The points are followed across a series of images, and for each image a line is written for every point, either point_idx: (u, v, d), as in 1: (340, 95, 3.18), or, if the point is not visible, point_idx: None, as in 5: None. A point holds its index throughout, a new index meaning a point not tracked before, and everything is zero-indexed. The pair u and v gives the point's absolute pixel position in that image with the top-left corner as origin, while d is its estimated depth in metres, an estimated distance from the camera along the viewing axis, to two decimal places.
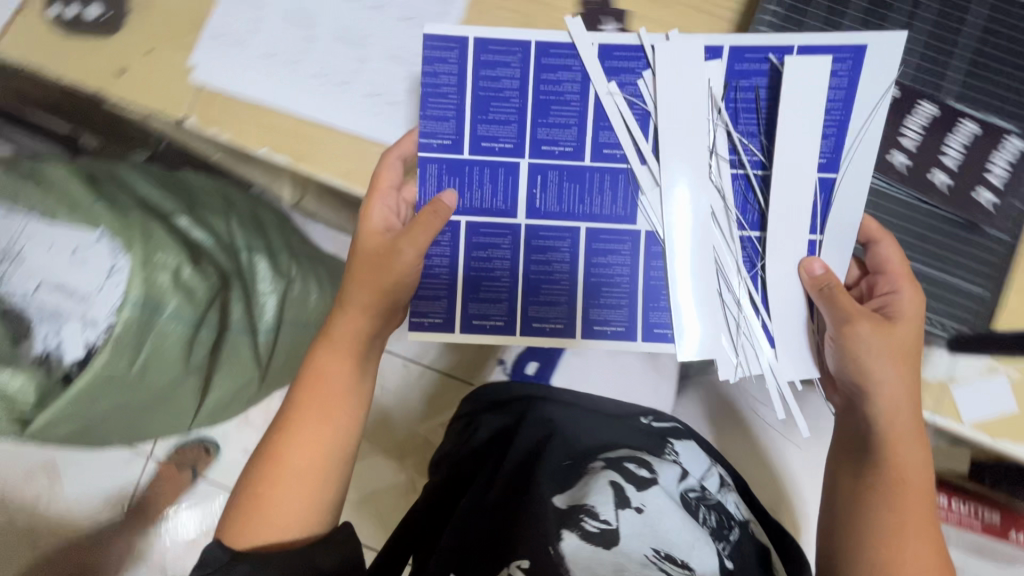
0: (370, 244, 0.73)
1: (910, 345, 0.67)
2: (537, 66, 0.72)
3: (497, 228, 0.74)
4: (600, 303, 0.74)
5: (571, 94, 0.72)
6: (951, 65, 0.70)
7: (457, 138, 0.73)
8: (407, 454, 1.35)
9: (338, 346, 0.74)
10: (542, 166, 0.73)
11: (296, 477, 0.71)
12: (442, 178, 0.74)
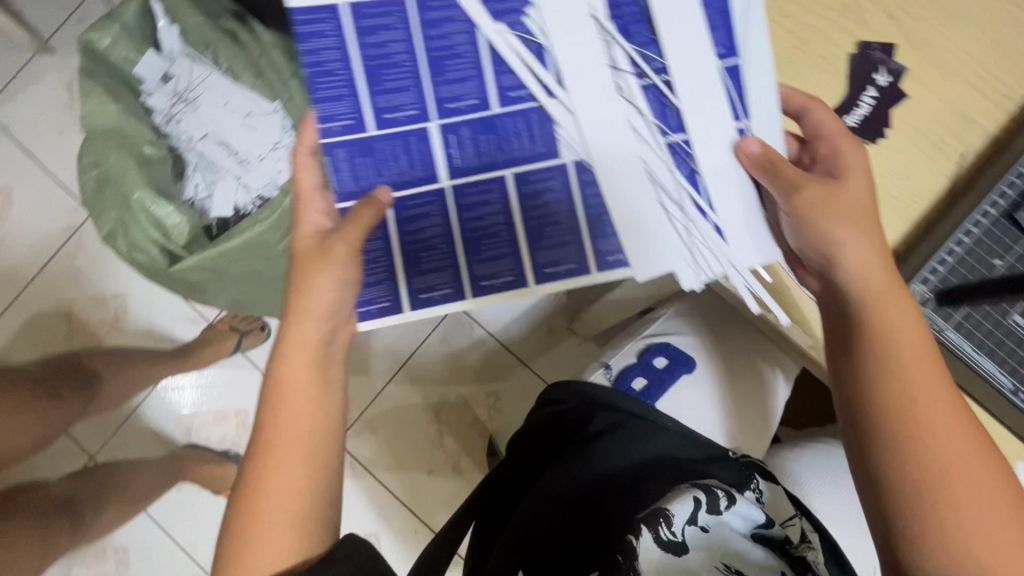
0: (304, 251, 0.64)
1: (864, 221, 0.55)
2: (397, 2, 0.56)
3: (422, 195, 0.61)
4: (607, 238, 0.61)
5: (462, 46, 0.57)
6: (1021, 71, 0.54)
7: (420, 107, 0.59)
8: (444, 410, 1.33)
9: (295, 358, 0.62)
10: (454, 124, 0.59)
11: (275, 522, 0.57)
12: (354, 161, 0.60)
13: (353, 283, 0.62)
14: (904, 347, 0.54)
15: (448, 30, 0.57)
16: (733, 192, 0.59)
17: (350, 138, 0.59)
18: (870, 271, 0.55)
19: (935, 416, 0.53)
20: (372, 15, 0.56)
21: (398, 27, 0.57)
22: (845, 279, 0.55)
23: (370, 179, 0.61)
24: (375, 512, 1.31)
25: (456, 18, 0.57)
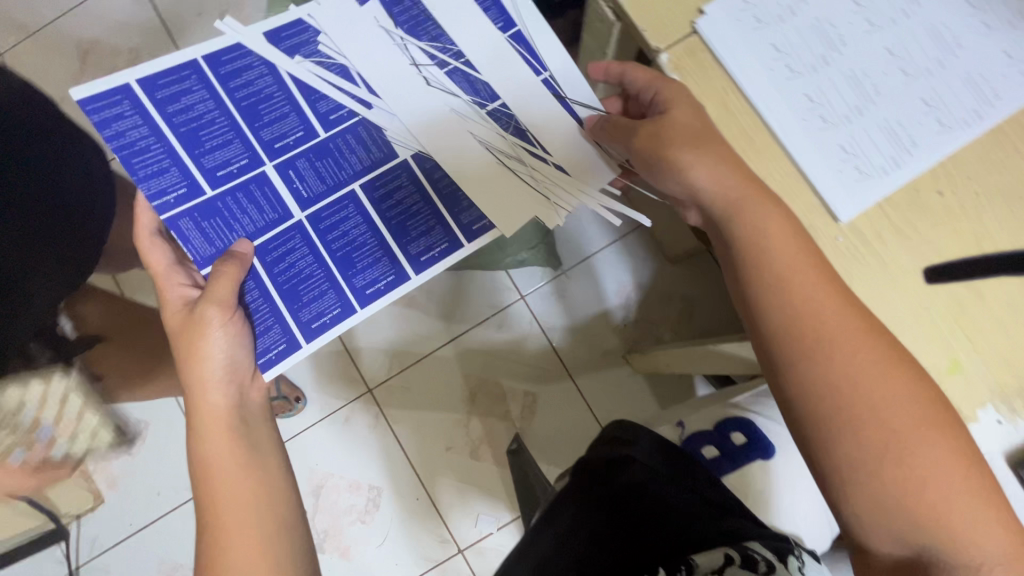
0: (176, 324, 0.62)
1: (842, 314, 0.48)
2: (159, 99, 0.60)
3: (334, 204, 0.63)
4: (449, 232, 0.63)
5: (219, 116, 0.61)
6: None
7: (189, 182, 0.60)
8: (478, 395, 1.33)
9: (204, 389, 0.62)
10: (290, 162, 0.62)
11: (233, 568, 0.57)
12: (197, 229, 0.60)
13: (239, 336, 0.60)
14: (893, 420, 0.47)
15: (257, 80, 0.63)
16: (573, 152, 0.64)
17: (199, 197, 0.60)
18: (849, 356, 0.48)
19: (930, 501, 0.46)
20: (228, 61, 0.62)
21: (202, 90, 0.61)
22: (812, 391, 0.48)
23: (225, 240, 0.61)
24: (386, 471, 1.32)
25: (195, 88, 0.61)
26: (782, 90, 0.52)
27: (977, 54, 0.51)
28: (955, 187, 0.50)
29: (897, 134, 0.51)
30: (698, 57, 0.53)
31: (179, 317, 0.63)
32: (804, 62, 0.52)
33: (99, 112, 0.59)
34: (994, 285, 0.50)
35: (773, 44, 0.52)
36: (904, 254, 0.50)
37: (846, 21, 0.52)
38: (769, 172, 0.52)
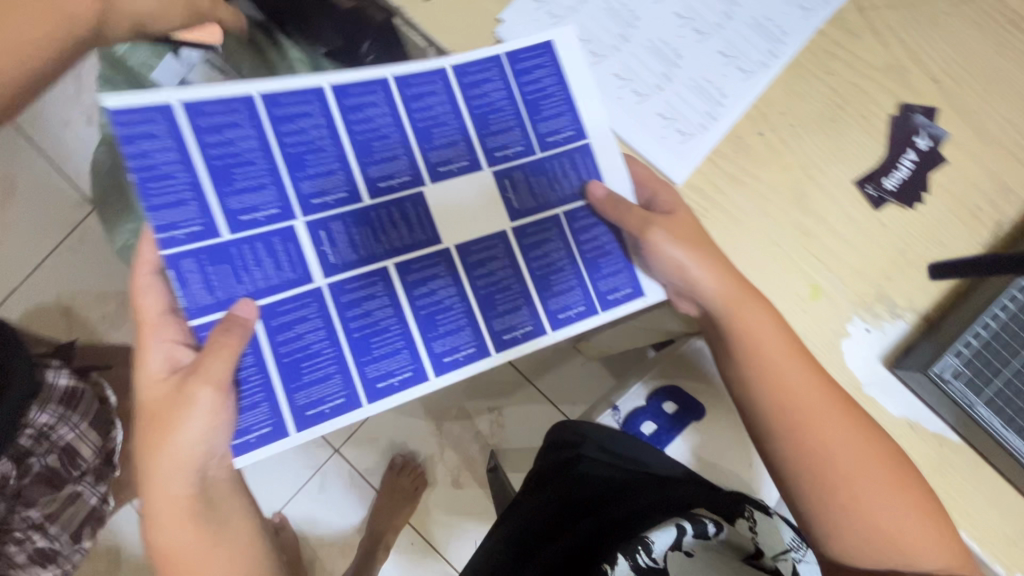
0: (154, 400, 0.46)
1: (818, 409, 0.49)
2: (189, 125, 0.46)
3: (297, 297, 0.48)
4: (439, 333, 0.51)
5: (248, 152, 0.47)
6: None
7: (206, 225, 0.46)
8: (445, 422, 1.32)
9: (163, 478, 0.46)
10: (223, 246, 0.46)
11: None
12: (205, 271, 0.46)
13: (223, 421, 0.46)
14: (867, 476, 0.48)
15: (230, 132, 0.47)
16: None
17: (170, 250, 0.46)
18: (821, 440, 0.49)
19: (889, 530, 0.48)
20: (127, 122, 0.44)
21: (166, 137, 0.45)
22: (795, 476, 0.49)
23: (230, 291, 0.47)
24: None
25: (156, 115, 0.45)
26: (592, 75, 0.53)
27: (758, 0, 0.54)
28: (774, 124, 0.53)
29: (708, 89, 0.53)
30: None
31: (161, 402, 0.46)
32: (604, 43, 0.54)
33: (127, 127, 0.45)
34: (836, 204, 0.52)
35: (572, 35, 0.54)
36: (746, 197, 0.52)
37: None
38: (602, 154, 0.53)
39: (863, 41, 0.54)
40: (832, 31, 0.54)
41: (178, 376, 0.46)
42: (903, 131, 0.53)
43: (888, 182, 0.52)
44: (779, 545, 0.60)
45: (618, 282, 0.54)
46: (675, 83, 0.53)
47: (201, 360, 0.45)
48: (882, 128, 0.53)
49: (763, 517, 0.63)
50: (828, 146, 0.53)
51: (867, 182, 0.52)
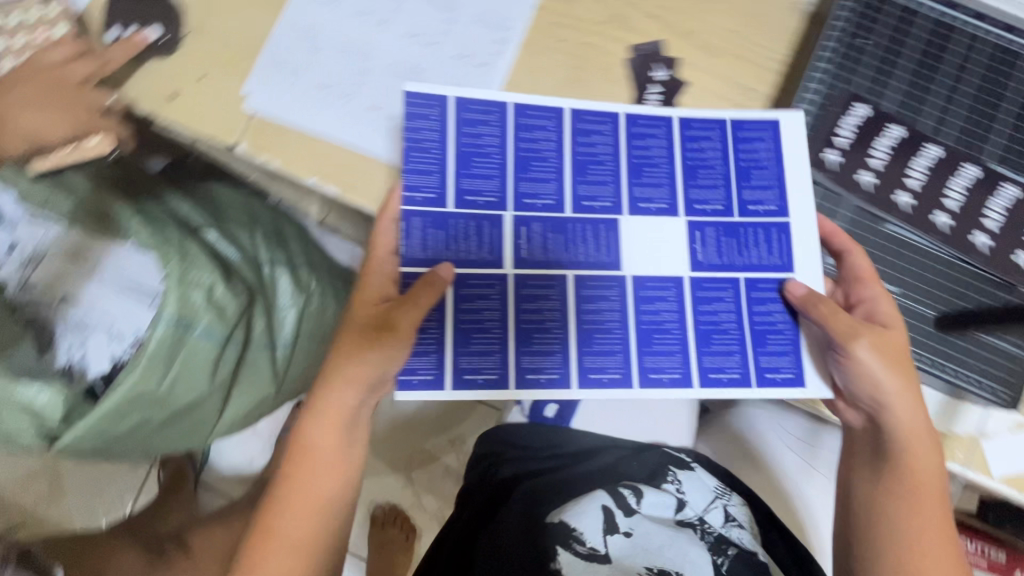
0: (367, 318, 0.63)
1: (913, 433, 0.62)
2: (516, 125, 0.67)
3: (485, 276, 0.65)
4: (595, 350, 0.65)
5: (491, 145, 0.67)
6: (941, 84, 0.66)
7: (440, 191, 0.65)
8: (415, 468, 1.30)
9: (343, 379, 0.63)
10: (462, 196, 0.66)
11: (285, 548, 0.63)
12: (426, 230, 0.65)
13: (398, 356, 0.62)
14: (931, 545, 0.62)
15: (484, 137, 0.67)
16: (109, 299, 0.78)
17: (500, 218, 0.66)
18: (908, 458, 0.63)
19: (915, 546, 0.62)
20: (474, 109, 0.67)
21: (435, 118, 0.66)
22: (882, 488, 0.65)
23: (436, 248, 0.65)
24: None
25: (488, 118, 0.67)
26: (343, 113, 0.68)
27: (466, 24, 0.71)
28: (516, 108, 0.68)
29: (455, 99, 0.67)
30: (268, 129, 0.68)
31: (364, 306, 0.64)
32: (363, 98, 0.68)
33: (416, 108, 0.66)
34: (580, 153, 0.68)
35: (321, 86, 0.69)
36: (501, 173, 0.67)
37: (355, 46, 0.70)
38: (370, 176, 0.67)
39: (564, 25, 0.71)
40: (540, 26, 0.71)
41: (382, 303, 0.63)
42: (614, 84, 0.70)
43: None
44: (696, 516, 0.82)
45: (727, 365, 0.65)
46: None
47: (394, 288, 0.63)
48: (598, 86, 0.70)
49: (689, 473, 0.85)
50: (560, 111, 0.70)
51: (595, 156, 0.68)
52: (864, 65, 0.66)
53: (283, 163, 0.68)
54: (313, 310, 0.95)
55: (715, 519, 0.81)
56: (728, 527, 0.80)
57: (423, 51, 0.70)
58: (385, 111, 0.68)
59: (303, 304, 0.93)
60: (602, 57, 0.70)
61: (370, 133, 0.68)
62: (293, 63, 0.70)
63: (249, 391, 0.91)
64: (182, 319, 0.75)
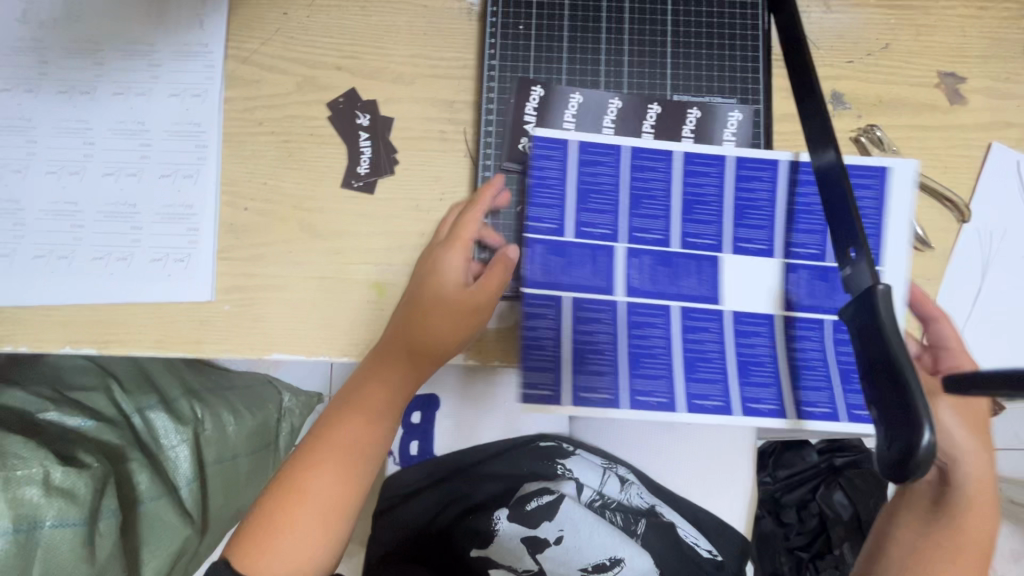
0: (450, 288, 0.56)
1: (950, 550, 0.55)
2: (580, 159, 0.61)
3: (596, 308, 0.58)
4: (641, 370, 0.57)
5: (606, 179, 0.61)
6: (666, 64, 0.63)
7: (559, 224, 0.60)
8: None
9: (440, 316, 0.56)
10: (639, 251, 0.60)
11: (319, 507, 0.57)
12: (655, 269, 0.60)
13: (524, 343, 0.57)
14: None
15: (648, 175, 0.61)
16: None
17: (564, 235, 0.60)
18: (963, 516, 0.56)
19: None
20: (597, 149, 0.61)
21: (559, 158, 0.61)
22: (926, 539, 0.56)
23: (670, 287, 0.59)
24: None
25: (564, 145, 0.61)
26: (129, 260, 0.61)
27: (224, 56, 0.65)
28: (322, 120, 0.64)
29: (273, 127, 0.64)
30: (8, 314, 0.60)
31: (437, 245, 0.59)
32: (156, 201, 0.62)
33: (544, 152, 0.60)
34: (421, 152, 0.64)
35: (95, 258, 0.61)
36: (356, 210, 0.63)
37: (79, 180, 0.62)
38: (142, 318, 0.61)
39: (333, 8, 0.66)
40: (286, 21, 0.66)
41: (447, 249, 0.57)
42: (430, 49, 0.65)
43: (527, 119, 0.62)
44: (600, 472, 0.88)
45: (709, 392, 0.57)
46: (156, 212, 0.62)
47: (466, 236, 0.58)
48: (409, 78, 0.65)
49: (574, 458, 0.89)
50: (378, 113, 0.64)
51: (486, 103, 0.63)
52: (664, 50, 0.63)
53: (72, 340, 0.60)
54: (210, 436, 1.09)
55: (612, 491, 0.87)
56: (627, 490, 0.87)
57: (220, 136, 0.63)
58: (165, 256, 0.61)
59: (194, 433, 1.08)
60: (372, 54, 0.65)
61: (179, 289, 0.61)
62: (9, 222, 0.61)
63: (164, 544, 1.00)
64: (23, 522, 0.75)
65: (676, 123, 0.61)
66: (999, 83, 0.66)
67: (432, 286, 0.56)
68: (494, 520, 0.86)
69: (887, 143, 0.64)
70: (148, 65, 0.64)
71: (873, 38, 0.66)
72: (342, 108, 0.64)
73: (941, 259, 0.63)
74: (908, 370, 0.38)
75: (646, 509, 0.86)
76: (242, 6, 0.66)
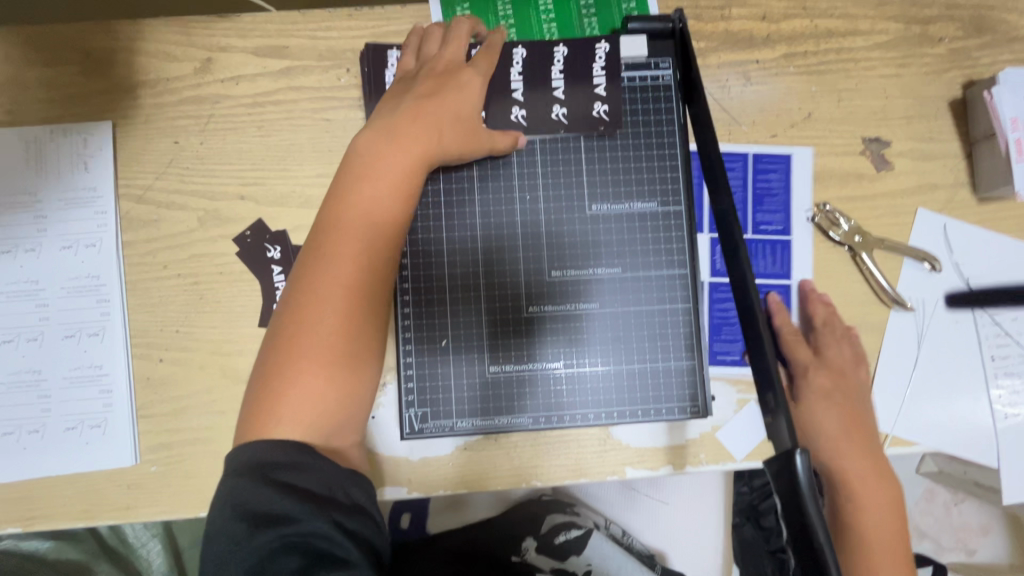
0: (465, 83, 0.56)
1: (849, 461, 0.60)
2: (795, 176, 0.64)
3: (680, 310, 0.59)
4: (638, 404, 0.59)
5: (777, 188, 0.64)
6: (581, 167, 0.60)
7: (784, 230, 0.64)
8: None
9: (456, 108, 0.55)
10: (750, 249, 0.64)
11: (328, 330, 0.48)
12: (767, 265, 0.64)
13: (687, 341, 0.59)
14: None
15: (774, 183, 0.64)
16: None
17: (568, 112, 0.59)
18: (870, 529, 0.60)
19: None
20: (803, 171, 0.64)
21: (781, 171, 0.64)
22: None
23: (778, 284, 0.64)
24: None
25: (786, 160, 0.64)
26: (44, 428, 0.58)
27: (117, 198, 0.60)
28: (231, 257, 0.61)
29: (179, 269, 0.60)
30: None
31: (449, 55, 0.57)
32: (63, 365, 0.58)
33: (764, 161, 0.64)
34: None
35: (5, 433, 0.58)
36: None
37: None
38: (64, 487, 0.58)
39: (227, 131, 0.62)
40: (179, 150, 0.61)
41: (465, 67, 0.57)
42: (339, 167, 0.62)
43: (437, 237, 0.59)
44: (603, 516, 0.88)
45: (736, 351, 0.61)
46: (65, 378, 0.58)
47: (479, 58, 0.58)
48: (320, 200, 0.61)
49: (579, 506, 0.89)
50: (290, 243, 0.61)
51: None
52: (576, 153, 0.60)
53: None
54: (182, 523, 1.02)
55: (618, 534, 0.86)
56: (629, 535, 0.87)
57: (123, 286, 0.60)
58: (82, 422, 0.58)
59: (166, 525, 1.02)
60: (277, 178, 0.61)
61: (101, 456, 0.58)
62: None
63: None
64: None
65: (545, 63, 0.60)
66: (923, 144, 0.65)
67: (447, 97, 0.55)
68: (522, 549, 0.81)
69: (841, 216, 0.63)
70: (33, 217, 0.59)
71: (795, 108, 0.64)
72: (253, 241, 0.61)
73: (878, 334, 0.63)
74: (825, 549, 0.38)
75: (649, 554, 0.85)
76: (128, 139, 0.61)
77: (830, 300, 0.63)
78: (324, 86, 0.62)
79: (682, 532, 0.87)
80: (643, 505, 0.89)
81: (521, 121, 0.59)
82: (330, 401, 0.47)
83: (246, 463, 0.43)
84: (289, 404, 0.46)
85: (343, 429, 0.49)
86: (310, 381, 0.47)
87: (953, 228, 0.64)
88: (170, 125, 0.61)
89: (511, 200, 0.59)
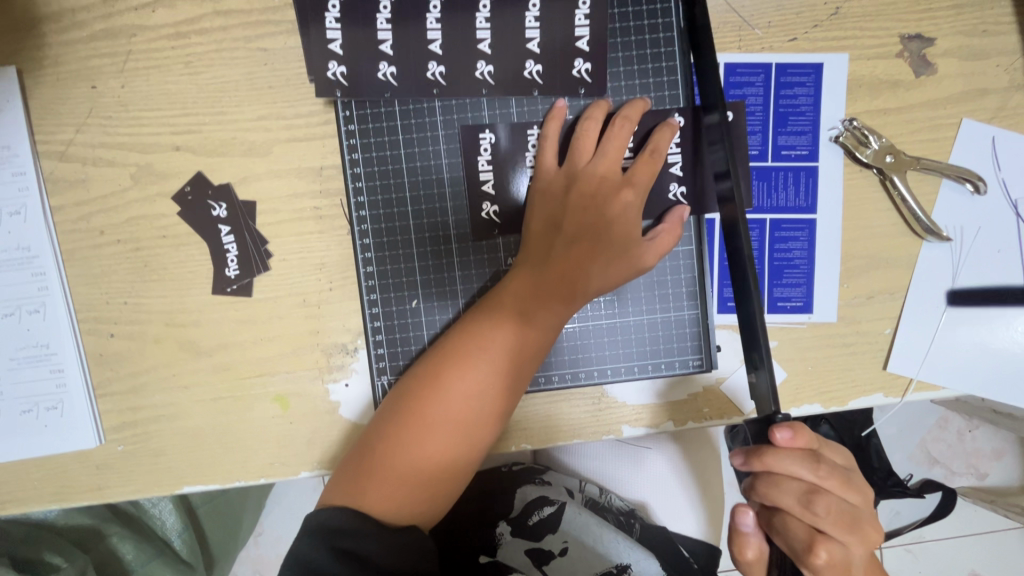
0: (611, 196, 0.49)
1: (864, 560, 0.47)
2: (823, 91, 0.54)
3: (682, 252, 0.54)
4: (638, 357, 0.54)
5: (802, 106, 0.54)
6: (564, 88, 0.52)
7: (808, 153, 0.55)
8: None
9: (599, 230, 0.49)
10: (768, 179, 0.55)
11: (446, 421, 0.48)
12: (788, 197, 0.55)
13: (685, 287, 0.54)
14: None
15: (800, 101, 0.54)
16: None
17: (545, 24, 0.51)
18: None
19: None
20: (835, 84, 0.54)
21: (809, 85, 0.54)
22: None
23: (800, 219, 0.55)
24: None
25: (817, 70, 0.54)
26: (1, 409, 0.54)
27: (37, 156, 0.53)
28: (172, 218, 0.54)
29: (118, 234, 0.54)
30: None
31: (603, 176, 0.50)
32: (9, 345, 0.54)
33: (790, 74, 0.54)
34: (295, 237, 0.54)
35: None
36: (237, 317, 0.54)
37: None
38: (29, 470, 0.55)
39: (150, 71, 0.53)
40: (99, 96, 0.53)
41: (623, 189, 0.50)
42: (281, 105, 0.53)
43: (484, 200, 0.54)
44: (576, 479, 0.84)
45: None
46: (14, 358, 0.54)
47: (640, 175, 0.50)
48: (264, 147, 0.53)
49: (551, 472, 0.85)
50: (235, 198, 0.54)
51: (354, 175, 0.53)
52: (557, 74, 0.52)
53: None
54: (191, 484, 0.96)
55: (594, 493, 0.82)
56: (605, 492, 0.83)
57: (58, 256, 0.54)
58: (38, 402, 0.54)
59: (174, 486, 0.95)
60: (212, 123, 0.53)
61: (63, 437, 0.54)
62: None
63: None
64: None
65: None
66: (973, 40, 0.54)
67: (600, 240, 0.49)
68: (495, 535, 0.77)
69: (871, 132, 0.54)
70: None
71: (819, 3, 0.54)
72: (195, 197, 0.54)
73: (906, 269, 0.55)
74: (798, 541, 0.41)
75: (629, 509, 0.82)
76: (38, 86, 0.53)
77: (853, 233, 0.55)
78: (256, 8, 0.52)
79: (665, 490, 0.83)
80: (616, 467, 0.84)
81: (488, 40, 0.51)
82: (429, 485, 0.48)
83: (320, 522, 0.45)
84: (390, 486, 0.47)
85: (439, 507, 0.49)
86: (421, 463, 0.48)
87: (1002, 141, 0.54)
88: (83, 67, 0.53)
89: (486, 133, 0.53)
